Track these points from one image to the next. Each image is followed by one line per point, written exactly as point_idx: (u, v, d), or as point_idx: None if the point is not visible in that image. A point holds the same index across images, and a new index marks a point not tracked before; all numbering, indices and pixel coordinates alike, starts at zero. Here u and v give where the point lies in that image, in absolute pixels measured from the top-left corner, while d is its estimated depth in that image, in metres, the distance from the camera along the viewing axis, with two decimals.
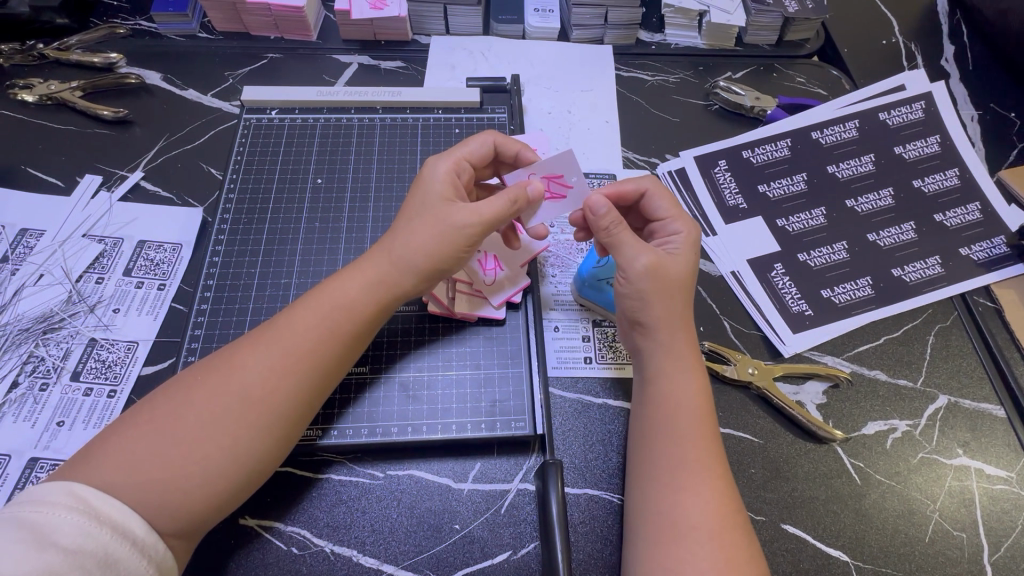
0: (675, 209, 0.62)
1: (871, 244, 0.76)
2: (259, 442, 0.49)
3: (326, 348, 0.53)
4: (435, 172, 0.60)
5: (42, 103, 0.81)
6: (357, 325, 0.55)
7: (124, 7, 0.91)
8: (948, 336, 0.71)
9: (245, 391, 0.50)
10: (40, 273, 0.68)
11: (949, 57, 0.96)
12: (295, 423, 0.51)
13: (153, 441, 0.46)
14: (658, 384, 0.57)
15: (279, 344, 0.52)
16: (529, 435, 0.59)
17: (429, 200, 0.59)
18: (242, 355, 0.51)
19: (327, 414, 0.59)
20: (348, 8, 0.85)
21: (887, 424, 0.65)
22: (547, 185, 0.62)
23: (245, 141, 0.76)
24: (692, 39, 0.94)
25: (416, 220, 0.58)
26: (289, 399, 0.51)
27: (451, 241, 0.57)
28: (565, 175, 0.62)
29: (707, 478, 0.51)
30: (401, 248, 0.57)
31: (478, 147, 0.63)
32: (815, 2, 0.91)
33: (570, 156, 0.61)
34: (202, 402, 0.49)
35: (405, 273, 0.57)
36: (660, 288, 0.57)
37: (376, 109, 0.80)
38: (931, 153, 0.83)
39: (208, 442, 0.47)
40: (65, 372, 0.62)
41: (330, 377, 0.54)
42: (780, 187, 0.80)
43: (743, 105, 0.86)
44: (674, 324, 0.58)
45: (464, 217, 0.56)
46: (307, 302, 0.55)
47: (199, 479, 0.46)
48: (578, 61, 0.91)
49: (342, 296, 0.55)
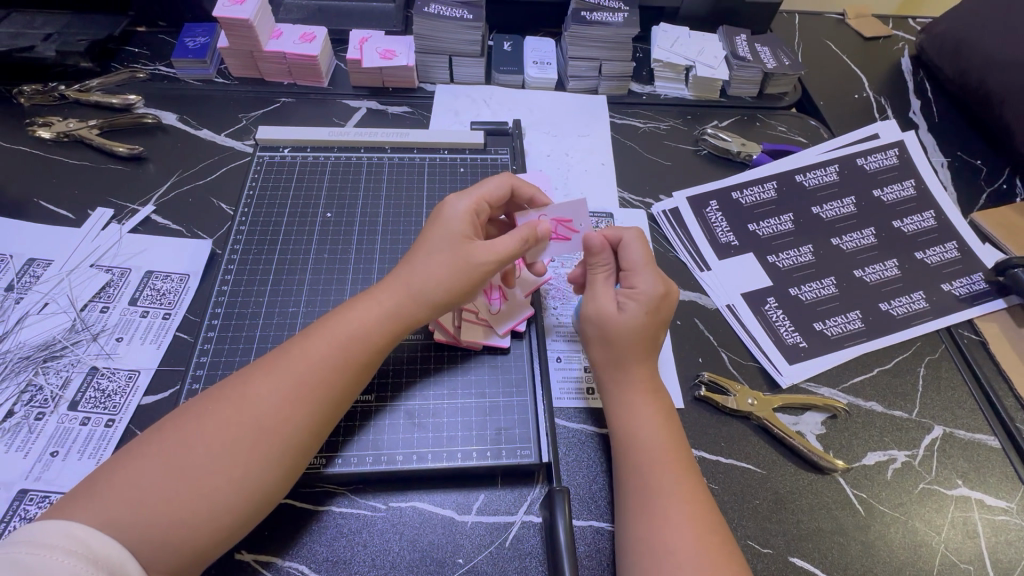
0: (639, 263, 0.62)
1: (858, 280, 0.79)
2: (267, 473, 0.49)
3: (340, 380, 0.54)
4: (456, 209, 0.62)
5: (59, 139, 0.84)
6: (370, 355, 0.56)
7: (144, 54, 0.96)
8: (938, 367, 0.74)
9: (255, 421, 0.50)
10: (45, 301, 0.68)
11: (915, 111, 1.04)
12: (302, 450, 0.51)
13: (161, 476, 0.46)
14: (622, 418, 0.59)
15: (292, 373, 0.52)
16: (535, 464, 0.59)
17: (449, 235, 0.61)
18: (254, 385, 0.52)
19: (345, 442, 0.59)
20: (359, 57, 0.91)
21: (886, 454, 0.66)
22: (555, 227, 0.65)
23: (257, 177, 0.79)
24: (680, 91, 1.01)
25: (435, 254, 0.60)
26: (298, 427, 0.51)
27: (470, 279, 0.59)
28: (574, 220, 0.65)
29: (683, 506, 0.52)
30: (418, 281, 0.59)
31: (497, 190, 0.65)
32: (791, 60, 1.00)
33: (582, 204, 0.65)
34: (212, 432, 0.48)
35: (419, 303, 0.59)
36: (614, 332, 0.61)
37: (385, 148, 0.84)
38: (908, 196, 0.88)
39: (216, 475, 0.47)
40: (63, 402, 0.61)
41: (337, 410, 0.54)
42: (769, 226, 0.84)
43: (730, 151, 0.91)
44: (630, 362, 0.60)
45: (485, 257, 0.59)
46: (317, 332, 0.56)
47: (205, 511, 0.46)
48: (575, 109, 0.97)
49: (356, 326, 0.57)
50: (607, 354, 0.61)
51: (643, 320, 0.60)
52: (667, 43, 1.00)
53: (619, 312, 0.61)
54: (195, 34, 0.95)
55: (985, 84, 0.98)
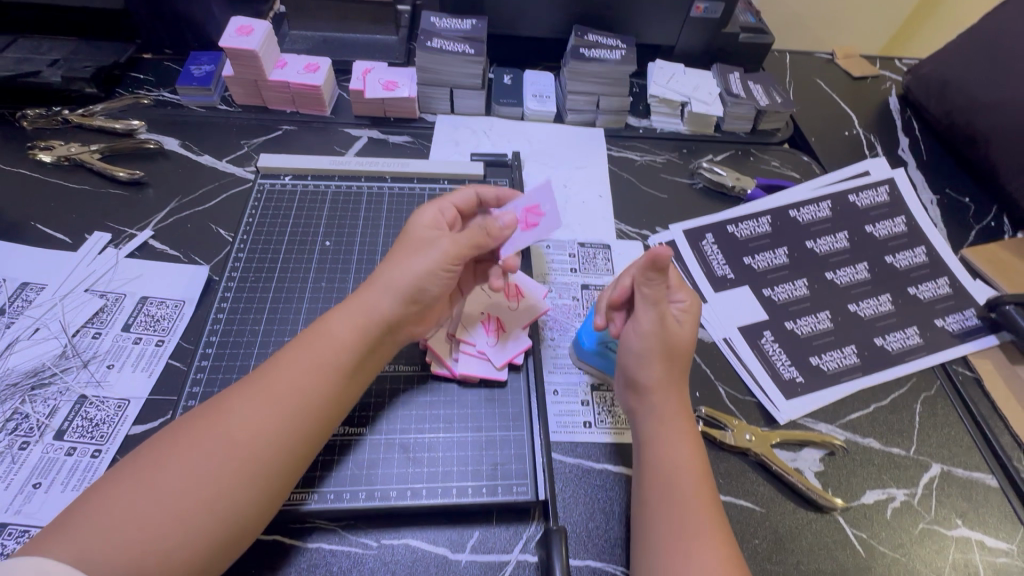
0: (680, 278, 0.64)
1: (853, 314, 0.80)
2: (245, 494, 0.48)
3: (317, 390, 0.54)
4: (418, 217, 0.66)
5: (59, 163, 0.84)
6: (343, 358, 0.56)
7: (149, 80, 0.98)
8: (934, 404, 0.74)
9: (231, 438, 0.49)
10: (36, 327, 0.67)
11: (904, 148, 1.07)
12: (282, 468, 0.50)
13: (135, 498, 0.45)
14: (653, 449, 0.58)
15: (269, 388, 0.52)
16: (531, 501, 0.58)
17: (410, 237, 0.64)
18: (232, 401, 0.52)
19: (323, 477, 0.57)
20: (362, 88, 0.93)
21: (885, 493, 0.65)
22: (525, 217, 0.66)
23: (257, 204, 0.79)
24: (675, 125, 1.04)
25: (402, 253, 0.62)
26: (278, 443, 0.50)
27: (432, 267, 0.61)
28: (541, 206, 0.66)
29: (713, 536, 0.51)
30: (384, 278, 0.61)
31: (462, 196, 0.68)
32: (782, 98, 1.03)
33: (549, 188, 0.66)
34: (189, 451, 0.48)
35: (385, 297, 0.59)
36: (662, 350, 0.59)
37: (385, 178, 0.84)
38: (900, 231, 0.90)
39: (191, 495, 0.46)
40: (49, 431, 0.60)
41: (316, 423, 0.53)
42: (764, 259, 0.85)
43: (726, 185, 0.93)
44: (666, 385, 0.60)
45: (443, 247, 0.62)
46: (295, 345, 0.56)
47: (178, 536, 0.44)
48: (573, 141, 0.99)
49: (330, 333, 0.57)
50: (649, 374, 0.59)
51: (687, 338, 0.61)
52: (662, 80, 1.02)
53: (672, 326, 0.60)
54: (201, 62, 0.96)
55: (971, 124, 1.01)
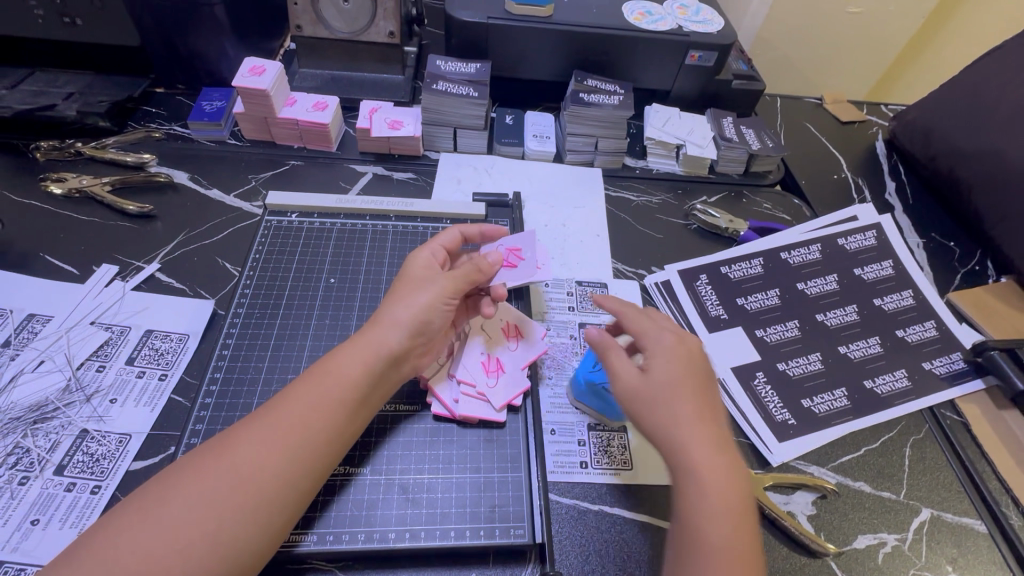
0: (641, 325, 0.66)
1: (843, 356, 0.82)
2: (245, 528, 0.48)
3: (323, 422, 0.55)
4: (412, 261, 0.70)
5: (70, 195, 0.86)
6: (349, 393, 0.57)
7: (161, 115, 1.01)
8: (923, 448, 0.75)
9: (237, 470, 0.50)
10: (41, 359, 0.68)
11: (891, 192, 1.11)
12: (283, 503, 0.51)
13: (140, 530, 0.46)
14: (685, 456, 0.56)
15: (270, 421, 0.54)
16: (527, 543, 0.58)
17: (410, 280, 0.67)
18: (239, 435, 0.53)
19: (319, 517, 0.58)
20: (368, 126, 0.96)
21: (876, 537, 0.66)
22: (508, 256, 0.75)
23: (265, 240, 0.81)
24: (671, 167, 1.07)
25: (404, 292, 0.65)
26: (281, 476, 0.51)
27: (433, 302, 0.64)
28: (523, 249, 0.75)
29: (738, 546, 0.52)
30: (388, 314, 0.63)
31: (449, 235, 0.73)
32: (773, 143, 1.06)
33: (531, 236, 0.76)
34: (192, 483, 0.49)
35: (392, 333, 0.61)
36: (663, 395, 0.59)
37: (390, 216, 0.87)
38: (887, 275, 0.93)
39: (193, 527, 0.47)
40: (49, 466, 0.60)
41: (321, 455, 0.54)
42: (756, 300, 0.87)
43: (719, 227, 0.96)
44: (689, 428, 0.57)
45: (442, 284, 0.66)
46: (303, 378, 0.58)
47: (176, 567, 0.45)
48: (572, 180, 1.02)
49: (335, 366, 0.58)
50: (663, 421, 0.58)
51: (678, 379, 0.60)
52: (659, 123, 1.06)
53: (657, 373, 0.60)
54: (211, 98, 0.99)
55: (954, 171, 1.05)
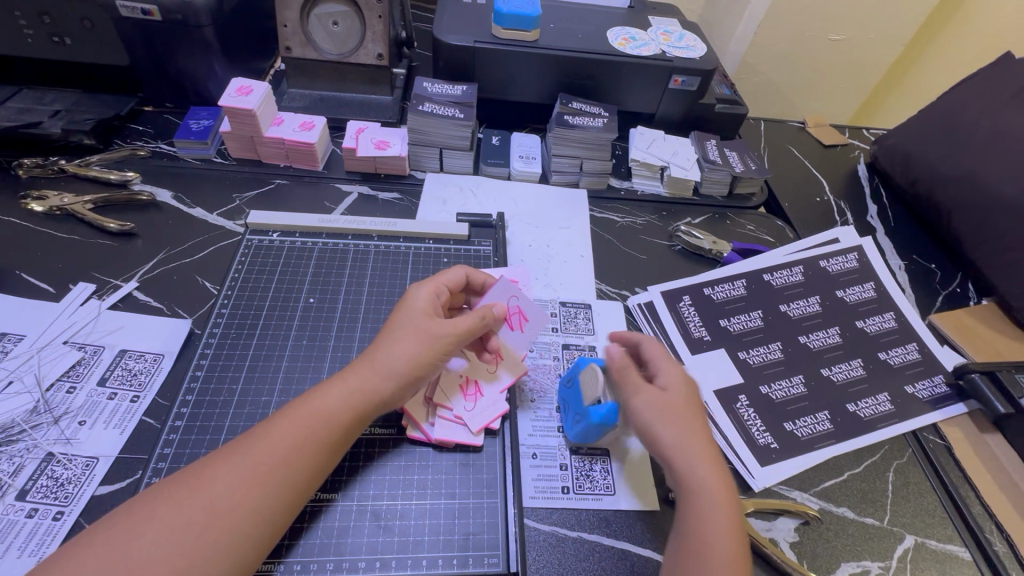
0: (653, 354, 0.67)
1: (826, 379, 0.82)
2: (214, 567, 0.47)
3: (304, 466, 0.54)
4: (416, 296, 0.67)
5: (51, 213, 0.85)
6: (332, 435, 0.56)
7: (147, 133, 1.01)
8: (906, 473, 0.75)
9: (211, 506, 0.49)
10: (9, 380, 0.67)
11: (873, 215, 1.13)
12: (256, 542, 0.50)
13: (104, 568, 0.44)
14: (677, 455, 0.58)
15: (254, 456, 0.52)
16: (502, 572, 0.57)
17: (412, 319, 0.64)
18: (214, 467, 0.51)
19: (290, 546, 0.56)
20: (354, 146, 0.96)
21: (860, 566, 0.65)
22: (513, 314, 0.73)
23: (245, 259, 0.81)
24: (656, 188, 1.08)
25: (398, 334, 0.62)
26: (254, 515, 0.50)
27: (431, 352, 0.62)
28: (530, 321, 0.73)
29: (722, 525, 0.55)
30: (382, 358, 0.61)
31: (455, 275, 0.71)
32: (756, 165, 1.08)
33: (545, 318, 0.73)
34: (165, 518, 0.48)
35: (385, 379, 0.60)
36: (665, 417, 0.60)
37: (373, 237, 0.87)
38: (868, 297, 0.93)
39: (164, 563, 0.45)
40: (11, 490, 0.58)
41: (297, 496, 0.53)
42: (739, 322, 0.87)
43: (703, 248, 0.96)
44: (688, 447, 0.59)
45: (446, 333, 0.63)
46: (286, 412, 0.56)
47: None
48: (557, 201, 1.03)
49: (321, 406, 0.57)
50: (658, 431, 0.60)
51: (678, 397, 0.62)
52: (643, 145, 1.07)
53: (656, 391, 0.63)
54: (199, 117, 0.99)
55: (934, 194, 1.06)
